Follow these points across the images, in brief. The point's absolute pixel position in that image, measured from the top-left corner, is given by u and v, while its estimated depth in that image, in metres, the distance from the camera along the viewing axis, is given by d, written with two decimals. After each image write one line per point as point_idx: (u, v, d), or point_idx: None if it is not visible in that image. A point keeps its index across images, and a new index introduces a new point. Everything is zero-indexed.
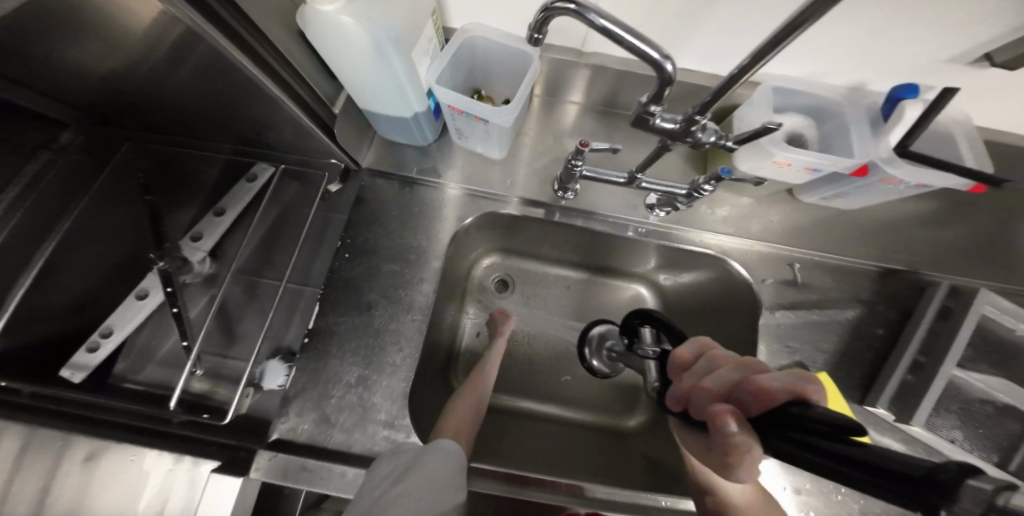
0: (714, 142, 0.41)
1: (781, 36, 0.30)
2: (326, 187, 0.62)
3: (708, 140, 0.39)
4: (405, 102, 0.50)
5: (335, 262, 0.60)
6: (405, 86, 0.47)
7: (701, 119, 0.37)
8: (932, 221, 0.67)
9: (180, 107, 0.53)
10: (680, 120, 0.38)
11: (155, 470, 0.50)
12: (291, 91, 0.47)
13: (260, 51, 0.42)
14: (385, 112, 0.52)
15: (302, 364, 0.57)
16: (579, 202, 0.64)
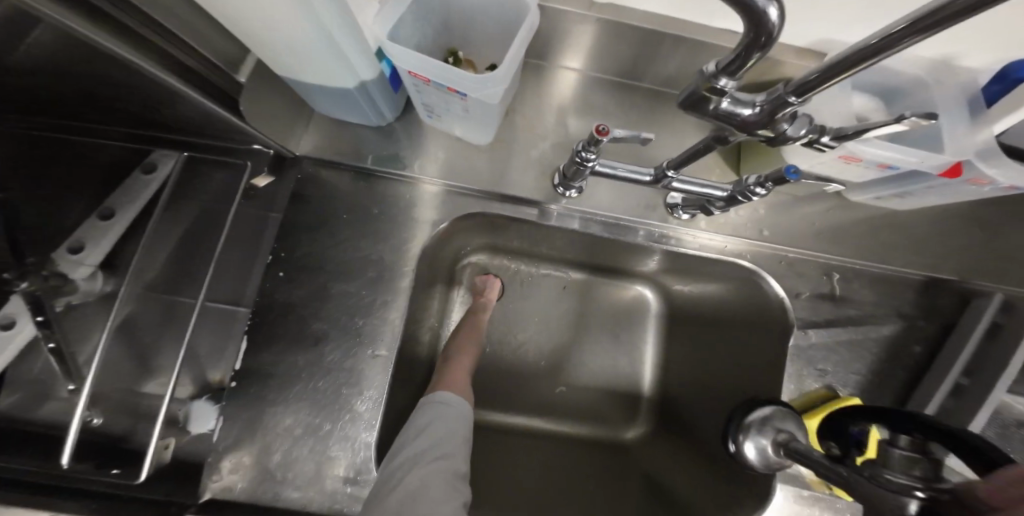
0: (803, 136, 0.28)
1: (926, 23, 0.16)
2: (253, 181, 0.47)
3: (797, 134, 0.27)
4: (344, 70, 0.35)
5: (267, 283, 0.47)
6: (341, 50, 0.32)
7: (795, 104, 0.24)
8: (984, 221, 0.58)
9: (8, 68, 0.36)
10: (762, 103, 0.25)
11: None
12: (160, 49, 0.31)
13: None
14: (317, 81, 0.37)
15: (239, 409, 0.45)
16: (585, 199, 0.52)
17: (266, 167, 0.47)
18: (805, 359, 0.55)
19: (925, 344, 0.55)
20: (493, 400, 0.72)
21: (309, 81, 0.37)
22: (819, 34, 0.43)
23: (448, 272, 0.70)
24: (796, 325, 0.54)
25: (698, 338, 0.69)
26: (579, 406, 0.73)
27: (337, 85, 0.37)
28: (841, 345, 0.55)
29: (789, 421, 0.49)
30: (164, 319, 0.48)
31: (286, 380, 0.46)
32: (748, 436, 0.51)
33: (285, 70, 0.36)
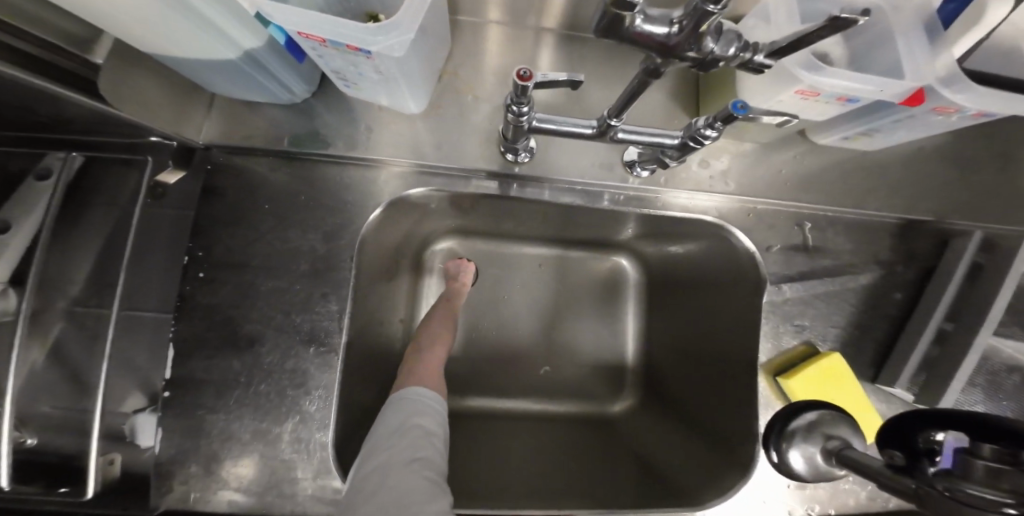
0: (730, 57, 0.25)
1: None
2: (159, 178, 0.43)
3: (723, 54, 0.24)
4: (223, 41, 0.32)
5: (188, 286, 0.43)
6: (199, 12, 0.28)
7: (715, 13, 0.21)
8: (965, 155, 0.55)
9: None
10: (680, 19, 0.22)
11: None
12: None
13: None
14: (190, 51, 0.33)
15: (183, 421, 0.43)
16: (537, 165, 0.48)
17: (170, 161, 0.43)
18: (781, 314, 0.52)
19: (906, 290, 0.53)
20: (473, 386, 0.69)
21: (180, 50, 0.33)
22: None
23: (414, 254, 0.66)
24: (768, 280, 0.52)
25: (677, 305, 0.66)
26: (567, 383, 0.71)
27: (224, 56, 0.34)
28: (818, 298, 0.52)
29: (839, 425, 0.35)
30: (89, 331, 0.44)
31: (228, 385, 0.43)
32: (793, 443, 0.34)
33: (143, 38, 0.31)
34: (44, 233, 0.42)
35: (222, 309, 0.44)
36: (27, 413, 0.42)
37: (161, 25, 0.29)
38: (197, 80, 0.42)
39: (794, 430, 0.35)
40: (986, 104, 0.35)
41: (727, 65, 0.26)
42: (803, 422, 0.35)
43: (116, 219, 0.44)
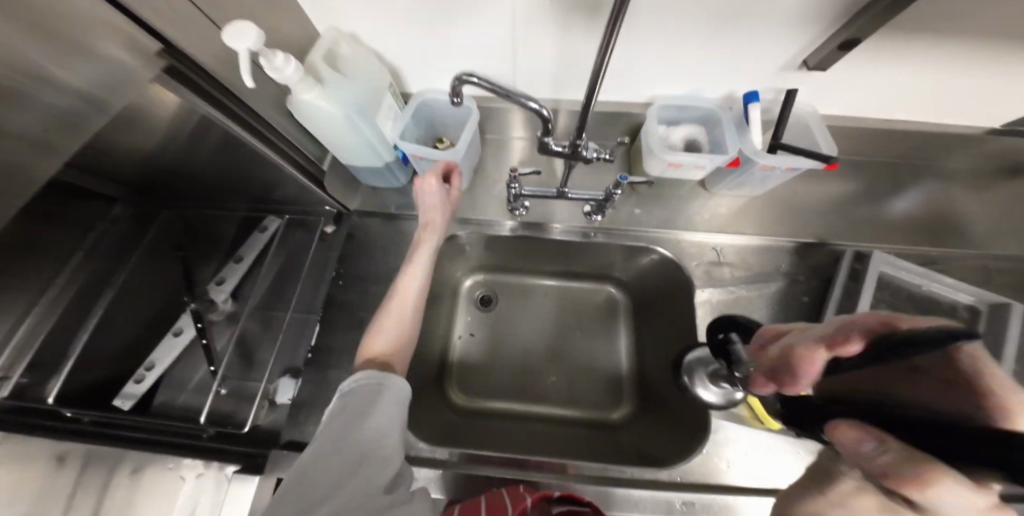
0: (599, 157, 0.55)
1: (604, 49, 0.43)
2: (324, 229, 0.78)
3: (594, 154, 0.54)
4: (375, 153, 0.67)
5: (329, 290, 0.74)
6: (369, 138, 0.63)
7: (582, 140, 0.51)
8: (836, 199, 0.78)
9: (198, 176, 0.68)
10: (568, 146, 0.53)
11: (188, 478, 0.61)
12: (288, 156, 0.64)
13: (268, 136, 0.59)
14: (358, 160, 0.69)
15: (309, 376, 0.69)
16: (531, 216, 0.78)
17: (330, 220, 0.78)
18: (712, 311, 0.71)
19: (811, 293, 0.72)
20: (498, 391, 0.89)
21: (358, 162, 0.70)
22: (646, 92, 0.69)
23: (454, 285, 0.93)
24: (697, 286, 0.72)
25: (653, 320, 0.87)
26: (575, 390, 0.90)
27: (372, 163, 0.70)
28: (739, 300, 0.71)
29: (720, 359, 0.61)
30: (265, 325, 0.75)
31: (343, 350, 0.70)
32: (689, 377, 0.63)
33: (348, 158, 0.69)
34: (262, 261, 0.78)
35: (343, 304, 0.73)
36: (226, 375, 0.72)
37: (352, 145, 0.64)
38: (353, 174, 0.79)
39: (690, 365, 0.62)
40: (786, 163, 0.60)
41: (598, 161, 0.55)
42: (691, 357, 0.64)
43: (287, 258, 0.77)
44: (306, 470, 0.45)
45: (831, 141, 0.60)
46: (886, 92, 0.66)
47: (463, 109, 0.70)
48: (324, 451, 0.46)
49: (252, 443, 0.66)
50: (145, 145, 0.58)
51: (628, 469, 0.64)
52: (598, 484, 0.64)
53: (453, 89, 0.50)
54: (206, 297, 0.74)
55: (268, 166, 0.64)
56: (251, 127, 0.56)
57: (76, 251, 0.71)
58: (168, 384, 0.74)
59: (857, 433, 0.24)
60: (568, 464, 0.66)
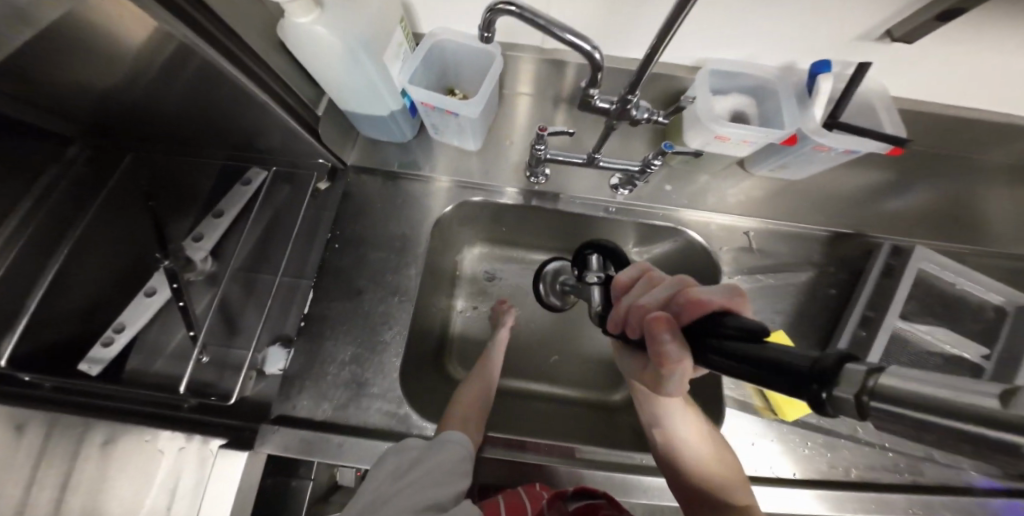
0: (649, 118, 0.48)
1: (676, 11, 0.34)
2: (316, 186, 0.68)
3: (644, 116, 0.47)
4: (380, 98, 0.57)
5: (324, 255, 0.67)
6: (374, 78, 0.53)
7: (634, 98, 0.44)
8: (877, 188, 0.73)
9: (166, 115, 0.58)
10: (616, 101, 0.45)
11: (168, 451, 0.56)
12: (281, 95, 0.53)
13: (252, 65, 0.48)
14: (359, 105, 0.59)
15: (300, 348, 0.63)
16: (550, 186, 0.71)
17: (324, 175, 0.68)
18: None
19: (838, 286, 0.68)
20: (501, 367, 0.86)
21: (356, 107, 0.60)
22: (698, 53, 0.60)
23: (457, 256, 0.87)
24: (724, 272, 0.67)
25: None
26: (578, 370, 0.87)
27: (374, 111, 0.61)
28: (765, 289, 0.68)
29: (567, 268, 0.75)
30: (249, 289, 0.68)
31: (338, 321, 0.64)
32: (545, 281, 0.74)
33: (344, 100, 0.58)
34: (247, 217, 0.69)
35: (340, 272, 0.66)
36: (207, 342, 0.65)
37: (353, 87, 0.54)
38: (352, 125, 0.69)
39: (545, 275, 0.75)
40: (845, 145, 0.54)
41: (647, 123, 0.48)
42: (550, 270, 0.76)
43: (274, 214, 0.68)
44: (375, 491, 0.49)
45: (900, 124, 0.54)
46: (963, 75, 0.59)
47: (484, 54, 0.60)
48: (391, 477, 0.50)
49: (238, 415, 0.61)
50: (101, 75, 0.47)
51: (638, 455, 0.64)
52: (604, 469, 0.62)
53: (483, 22, 0.41)
54: (180, 253, 0.65)
55: (255, 108, 0.53)
56: (229, 50, 0.44)
57: (24, 199, 0.63)
58: (141, 348, 0.67)
59: (654, 334, 0.34)
60: (576, 448, 0.64)
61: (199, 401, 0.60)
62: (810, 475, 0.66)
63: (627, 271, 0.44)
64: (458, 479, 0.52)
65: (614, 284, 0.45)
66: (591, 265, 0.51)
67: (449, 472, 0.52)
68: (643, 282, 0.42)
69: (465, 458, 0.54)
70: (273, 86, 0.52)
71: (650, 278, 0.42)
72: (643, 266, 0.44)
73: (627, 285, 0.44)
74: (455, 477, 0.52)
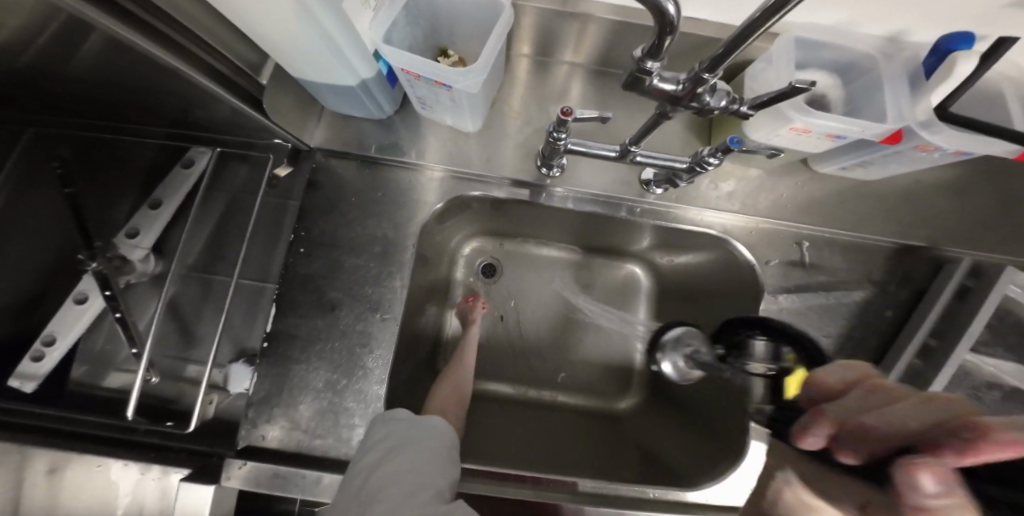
0: (725, 107, 0.35)
1: None
2: (275, 172, 0.56)
3: (718, 105, 0.34)
4: (344, 66, 0.43)
5: (289, 258, 0.55)
6: (334, 39, 0.38)
7: (710, 77, 0.31)
8: (957, 191, 0.61)
9: (63, 80, 0.43)
10: (683, 80, 0.32)
11: (123, 480, 0.48)
12: (206, 61, 0.40)
13: (155, 23, 0.35)
14: (317, 73, 0.45)
15: (266, 370, 0.54)
16: (566, 179, 0.58)
17: (284, 159, 0.56)
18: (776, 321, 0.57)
19: (897, 307, 0.58)
20: (494, 373, 0.76)
21: (318, 78, 0.47)
22: None
23: (451, 252, 0.76)
24: (768, 290, 0.57)
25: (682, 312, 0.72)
26: (578, 377, 0.76)
27: (341, 82, 0.47)
28: (813, 310, 0.58)
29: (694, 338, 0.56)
30: (204, 293, 0.57)
31: (312, 338, 0.54)
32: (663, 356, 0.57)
33: (300, 69, 0.45)
34: (189, 205, 0.56)
35: (310, 278, 0.55)
36: (156, 357, 0.54)
37: (305, 51, 0.40)
38: (314, 94, 0.54)
39: (664, 341, 0.57)
40: (961, 143, 0.42)
41: (723, 113, 0.35)
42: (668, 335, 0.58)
43: (230, 204, 0.57)
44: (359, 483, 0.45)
45: None
46: None
47: (490, 4, 0.45)
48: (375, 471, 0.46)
49: (204, 438, 0.52)
50: None
51: (651, 491, 0.56)
52: (604, 505, 0.55)
53: None
54: (110, 253, 0.52)
55: (174, 79, 0.40)
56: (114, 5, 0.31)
57: None
58: (83, 359, 0.55)
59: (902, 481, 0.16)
60: (579, 482, 0.57)
61: (152, 426, 0.50)
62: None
63: (832, 369, 0.25)
64: (440, 473, 0.48)
65: (810, 383, 0.25)
66: (753, 352, 0.35)
67: (435, 459, 0.49)
68: (862, 388, 0.22)
69: (444, 440, 0.51)
70: (192, 51, 0.39)
71: (889, 385, 0.22)
72: (867, 372, 0.24)
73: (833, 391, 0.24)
74: (437, 468, 0.48)
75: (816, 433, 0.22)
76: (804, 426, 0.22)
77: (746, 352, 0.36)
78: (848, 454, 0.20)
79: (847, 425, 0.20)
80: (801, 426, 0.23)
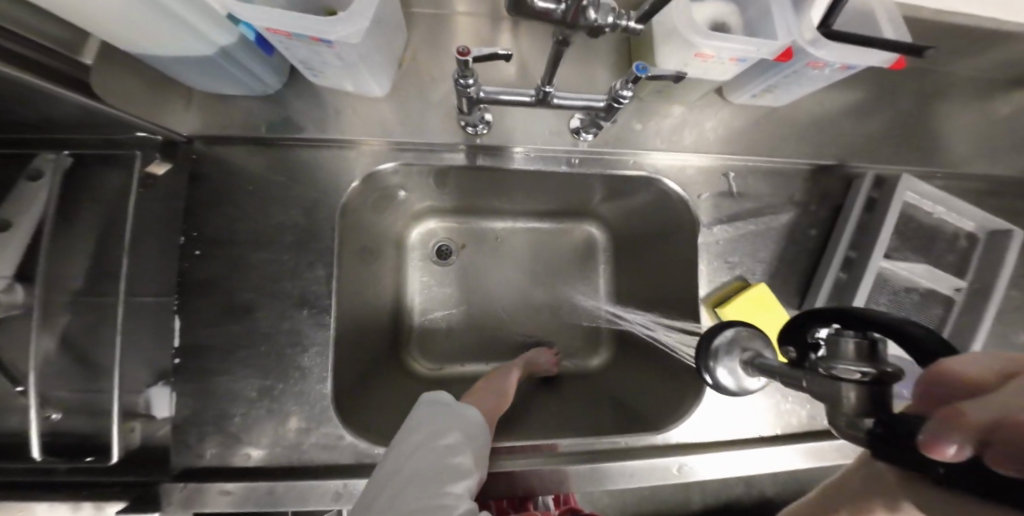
0: (613, 24, 0.34)
1: None
2: (150, 169, 0.47)
3: (605, 22, 0.32)
4: (190, 33, 0.38)
5: (184, 264, 0.50)
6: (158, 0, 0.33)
7: None
8: (861, 110, 0.65)
9: None
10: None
11: None
12: None
13: None
14: (162, 46, 0.39)
15: (195, 385, 0.49)
16: (493, 138, 0.56)
17: (158, 154, 0.47)
18: (715, 253, 0.59)
19: (820, 225, 0.62)
20: (460, 355, 0.73)
21: (164, 51, 0.40)
22: None
23: (398, 233, 0.71)
24: (703, 224, 0.59)
25: (636, 261, 0.72)
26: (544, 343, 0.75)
27: (195, 53, 0.41)
28: (747, 238, 0.60)
29: (754, 341, 0.38)
30: None
31: (238, 345, 0.50)
32: (718, 361, 0.37)
33: (133, 42, 0.39)
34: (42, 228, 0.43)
35: (225, 280, 0.50)
36: None
37: (130, 20, 0.34)
38: (177, 76, 0.48)
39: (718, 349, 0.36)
40: (843, 57, 0.44)
41: (613, 31, 0.34)
42: (723, 343, 0.37)
43: (107, 219, 0.45)
44: (391, 461, 0.43)
45: (903, 29, 0.47)
46: None
47: None
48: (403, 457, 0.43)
49: (136, 466, 0.46)
50: None
51: (621, 439, 0.56)
52: (582, 461, 0.55)
53: None
54: None
55: None
56: None
57: None
58: None
59: None
60: (554, 443, 0.56)
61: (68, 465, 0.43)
62: (776, 431, 0.59)
63: (982, 358, 0.18)
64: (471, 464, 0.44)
65: (938, 369, 0.18)
66: (837, 347, 0.22)
67: (462, 449, 0.45)
68: None
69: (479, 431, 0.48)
70: None
71: None
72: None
73: (979, 380, 0.17)
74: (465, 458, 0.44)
75: (950, 440, 0.14)
76: (934, 432, 0.15)
77: (831, 352, 0.23)
78: (1005, 465, 0.13)
79: (1009, 423, 0.13)
80: (929, 434, 0.15)
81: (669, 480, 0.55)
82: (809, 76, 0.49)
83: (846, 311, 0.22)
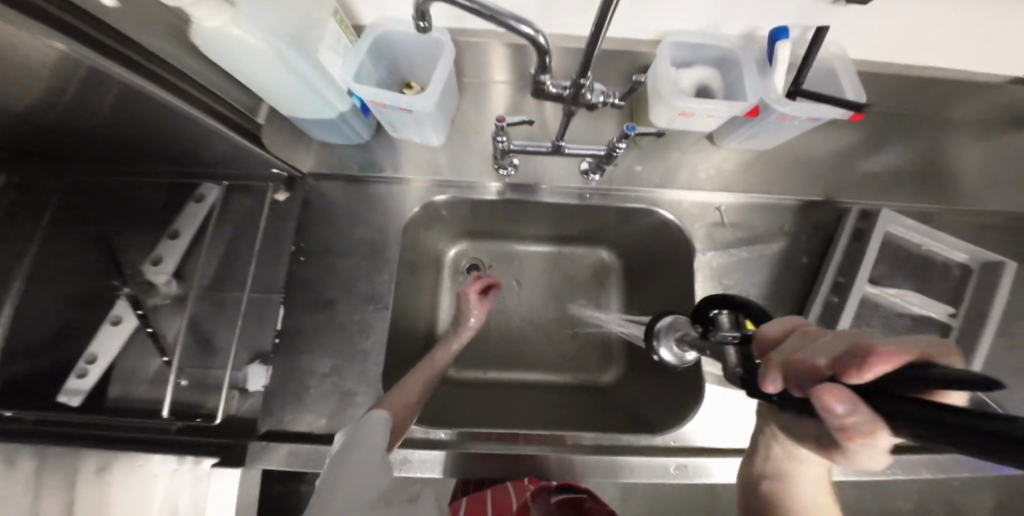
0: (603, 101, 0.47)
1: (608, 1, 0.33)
2: (275, 197, 0.66)
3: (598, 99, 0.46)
4: (326, 102, 0.55)
5: (292, 266, 0.65)
6: (310, 79, 0.50)
7: (585, 82, 0.43)
8: (848, 152, 0.73)
9: (84, 135, 0.51)
10: (570, 86, 0.44)
11: (163, 471, 0.56)
12: (208, 106, 0.50)
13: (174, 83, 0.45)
14: (305, 111, 0.57)
15: (281, 362, 0.62)
16: (519, 176, 0.69)
17: (281, 186, 0.67)
18: (711, 275, 0.68)
19: (811, 254, 0.69)
20: (486, 360, 0.84)
21: (307, 115, 0.58)
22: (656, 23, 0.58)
23: (438, 253, 0.85)
24: (697, 249, 0.68)
25: (644, 283, 0.81)
26: (560, 354, 0.84)
27: (325, 116, 0.58)
28: (740, 263, 0.68)
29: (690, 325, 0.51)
30: (217, 308, 0.63)
31: (315, 333, 0.64)
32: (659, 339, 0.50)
33: (291, 109, 0.57)
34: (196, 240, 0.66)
35: (310, 282, 0.65)
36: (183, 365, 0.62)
37: (291, 92, 0.52)
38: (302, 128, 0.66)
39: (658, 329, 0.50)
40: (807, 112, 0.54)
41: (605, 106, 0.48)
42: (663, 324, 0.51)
43: (234, 232, 0.65)
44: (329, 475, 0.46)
45: (860, 89, 0.56)
46: (923, 33, 0.58)
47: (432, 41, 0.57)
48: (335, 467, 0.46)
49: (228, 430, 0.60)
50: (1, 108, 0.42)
51: (623, 437, 0.63)
52: (589, 453, 0.62)
53: (417, 12, 0.39)
54: (140, 279, 0.63)
55: (188, 125, 0.51)
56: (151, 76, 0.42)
57: None
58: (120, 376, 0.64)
59: (821, 401, 0.20)
60: (567, 436, 0.64)
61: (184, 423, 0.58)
62: None
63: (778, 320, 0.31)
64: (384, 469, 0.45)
65: (760, 339, 0.30)
66: (721, 324, 0.36)
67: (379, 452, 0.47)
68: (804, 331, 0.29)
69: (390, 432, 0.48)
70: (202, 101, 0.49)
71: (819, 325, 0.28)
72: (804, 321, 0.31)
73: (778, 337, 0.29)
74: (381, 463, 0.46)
75: (772, 380, 0.26)
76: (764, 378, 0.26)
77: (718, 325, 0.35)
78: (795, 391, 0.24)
79: (789, 366, 0.25)
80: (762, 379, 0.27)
81: (665, 478, 0.62)
82: (781, 125, 0.59)
83: (737, 300, 0.36)
